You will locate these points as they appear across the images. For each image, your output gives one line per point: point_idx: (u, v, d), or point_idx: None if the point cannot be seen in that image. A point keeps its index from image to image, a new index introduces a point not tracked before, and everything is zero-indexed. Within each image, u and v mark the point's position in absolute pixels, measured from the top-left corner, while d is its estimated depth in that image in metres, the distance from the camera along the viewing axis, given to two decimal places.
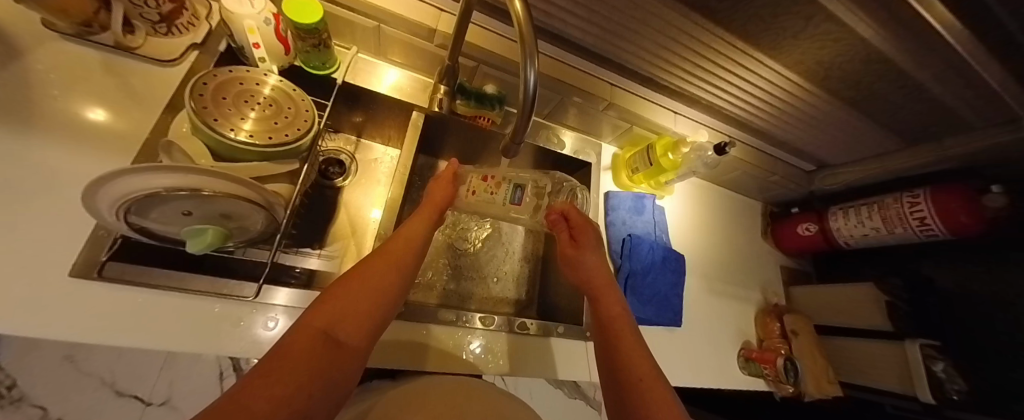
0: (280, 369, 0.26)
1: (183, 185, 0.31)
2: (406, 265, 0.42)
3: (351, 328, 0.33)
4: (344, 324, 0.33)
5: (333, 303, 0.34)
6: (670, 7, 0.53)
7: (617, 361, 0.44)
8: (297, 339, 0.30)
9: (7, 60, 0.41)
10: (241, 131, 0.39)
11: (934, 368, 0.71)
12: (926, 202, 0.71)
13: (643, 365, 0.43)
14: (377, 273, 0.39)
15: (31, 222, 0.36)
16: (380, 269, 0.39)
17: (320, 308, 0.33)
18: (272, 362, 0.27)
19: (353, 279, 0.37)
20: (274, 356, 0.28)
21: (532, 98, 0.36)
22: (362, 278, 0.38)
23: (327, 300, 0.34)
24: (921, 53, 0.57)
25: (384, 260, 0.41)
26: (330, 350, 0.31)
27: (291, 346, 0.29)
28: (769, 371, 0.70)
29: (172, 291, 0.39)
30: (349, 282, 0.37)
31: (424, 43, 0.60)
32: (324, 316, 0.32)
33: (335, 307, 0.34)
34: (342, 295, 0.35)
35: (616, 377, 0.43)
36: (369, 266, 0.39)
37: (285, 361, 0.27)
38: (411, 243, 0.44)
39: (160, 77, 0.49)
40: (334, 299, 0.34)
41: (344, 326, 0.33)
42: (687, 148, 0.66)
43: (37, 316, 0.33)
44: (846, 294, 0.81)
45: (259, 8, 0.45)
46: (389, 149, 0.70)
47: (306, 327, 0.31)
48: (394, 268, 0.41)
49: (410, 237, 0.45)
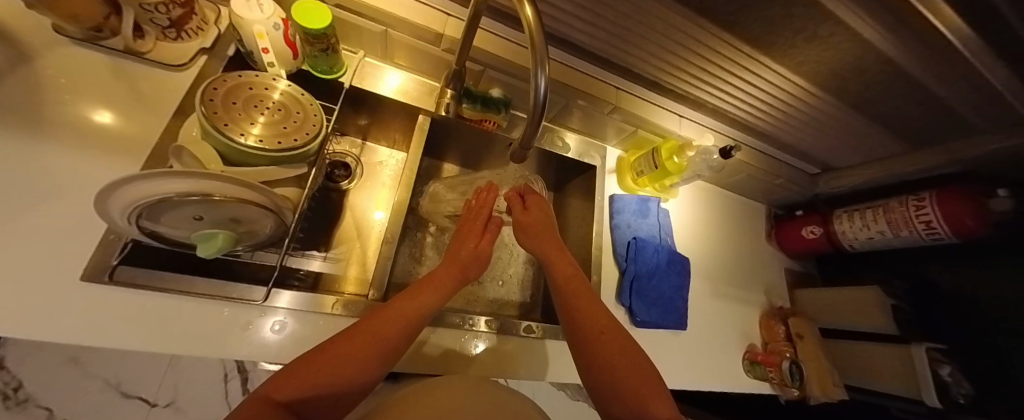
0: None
1: (194, 190, 0.31)
2: (402, 334, 0.37)
3: (309, 405, 0.29)
4: (302, 401, 0.29)
5: (301, 378, 0.30)
6: (676, 11, 0.53)
7: (599, 363, 0.41)
8: (247, 410, 0.26)
9: (18, 64, 0.42)
10: (251, 135, 0.39)
11: (941, 372, 0.71)
12: (931, 205, 0.71)
13: (631, 359, 0.41)
14: (363, 345, 0.34)
15: (44, 227, 0.36)
16: (367, 342, 0.34)
17: (289, 373, 0.30)
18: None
19: (338, 347, 0.33)
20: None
21: (542, 103, 0.36)
22: (345, 348, 0.33)
23: (300, 367, 0.31)
24: (925, 56, 0.57)
25: (377, 327, 0.36)
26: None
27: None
28: (774, 375, 0.70)
29: (182, 294, 0.39)
30: (332, 349, 0.32)
31: (430, 47, 0.60)
32: (287, 389, 0.29)
33: (303, 380, 0.30)
34: (318, 364, 0.31)
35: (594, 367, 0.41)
36: (359, 332, 0.35)
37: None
38: (414, 312, 0.39)
39: (169, 81, 0.49)
40: (307, 369, 0.31)
41: (301, 405, 0.29)
42: (692, 151, 0.65)
43: (51, 320, 0.33)
44: (852, 297, 0.81)
45: (268, 13, 0.45)
46: (393, 152, 0.70)
47: (263, 399, 0.28)
48: (383, 342, 0.35)
49: (414, 309, 0.39)
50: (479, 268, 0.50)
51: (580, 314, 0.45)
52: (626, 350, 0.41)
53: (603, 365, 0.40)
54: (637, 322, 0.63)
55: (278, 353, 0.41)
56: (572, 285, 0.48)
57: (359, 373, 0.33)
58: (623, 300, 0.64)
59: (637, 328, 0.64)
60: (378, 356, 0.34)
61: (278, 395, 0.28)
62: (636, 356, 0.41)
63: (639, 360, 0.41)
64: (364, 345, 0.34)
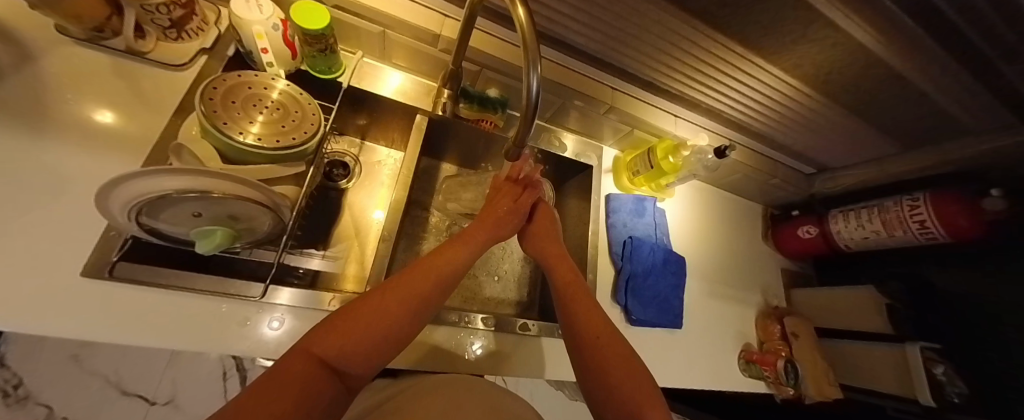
0: (265, 397, 0.22)
1: (193, 187, 0.32)
2: (437, 289, 0.38)
3: (356, 357, 0.29)
4: (348, 354, 0.28)
5: (341, 328, 0.29)
6: (669, 13, 0.54)
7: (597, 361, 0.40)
8: (293, 364, 0.25)
9: (21, 64, 0.42)
10: (249, 134, 0.40)
11: (934, 371, 0.71)
12: (925, 205, 0.71)
13: (624, 362, 0.39)
14: (404, 297, 0.34)
15: (43, 223, 0.37)
16: (407, 293, 0.35)
17: (327, 327, 0.29)
18: (256, 388, 0.22)
19: (373, 299, 0.33)
20: (263, 379, 0.24)
21: (534, 104, 0.36)
22: (384, 298, 0.33)
23: (335, 321, 0.30)
24: (917, 58, 0.57)
25: (412, 279, 0.37)
26: (326, 382, 0.26)
27: (284, 372, 0.24)
28: (769, 373, 0.70)
29: (180, 290, 0.40)
30: (366, 302, 0.32)
31: (428, 47, 0.61)
32: (328, 341, 0.28)
33: (344, 330, 0.29)
34: (357, 317, 0.31)
35: (594, 373, 0.40)
36: (393, 286, 0.35)
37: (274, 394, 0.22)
38: (448, 266, 0.41)
39: (169, 81, 0.50)
40: (345, 322, 0.30)
41: (349, 355, 0.28)
42: (687, 151, 0.66)
43: (51, 314, 0.33)
44: (847, 296, 0.82)
45: (267, 14, 0.46)
46: (392, 151, 0.70)
47: (306, 352, 0.27)
48: (421, 294, 0.36)
49: (449, 261, 0.41)
50: (515, 219, 0.54)
51: (581, 322, 0.44)
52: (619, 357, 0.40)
53: (604, 373, 0.39)
54: (632, 320, 0.64)
55: (275, 349, 0.42)
56: (572, 286, 0.49)
57: (399, 322, 0.33)
58: (618, 299, 0.64)
59: (633, 326, 0.64)
60: (417, 307, 0.35)
61: (319, 347, 0.27)
62: (619, 346, 0.41)
63: (631, 363, 0.40)
64: (400, 296, 0.34)
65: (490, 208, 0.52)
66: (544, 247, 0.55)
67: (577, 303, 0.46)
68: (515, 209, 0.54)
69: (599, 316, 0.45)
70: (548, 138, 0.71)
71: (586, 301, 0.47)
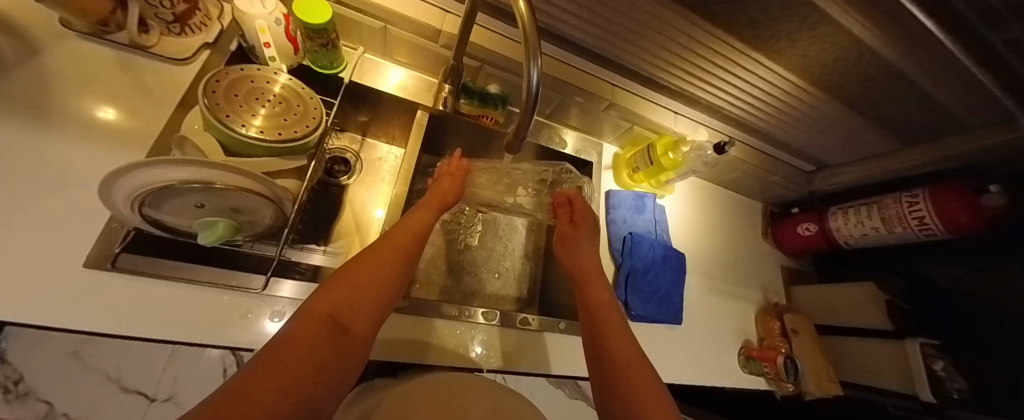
0: (288, 355, 0.28)
1: (197, 178, 0.32)
2: (411, 250, 0.43)
3: (356, 309, 0.34)
4: (349, 308, 0.34)
5: (338, 288, 0.34)
6: (668, 8, 0.54)
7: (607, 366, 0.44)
8: (304, 324, 0.31)
9: (26, 57, 0.43)
10: (252, 127, 0.40)
11: (934, 367, 0.70)
12: (924, 201, 0.71)
13: (635, 364, 0.43)
14: (386, 258, 0.40)
15: (47, 215, 0.37)
16: (387, 255, 0.40)
17: (325, 291, 0.34)
18: (279, 348, 0.28)
19: (359, 263, 0.38)
20: (281, 339, 0.29)
21: (534, 97, 0.37)
22: (368, 262, 0.38)
23: (328, 289, 0.34)
24: (915, 52, 0.57)
25: (392, 243, 0.42)
26: (336, 333, 0.32)
27: (298, 331, 0.30)
28: (769, 369, 0.71)
29: (182, 282, 0.40)
30: (355, 266, 0.37)
31: (429, 43, 0.61)
32: (328, 300, 0.33)
33: (341, 291, 0.34)
34: (348, 280, 0.35)
35: (605, 367, 0.44)
36: (374, 250, 0.40)
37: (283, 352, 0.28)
38: (417, 229, 0.45)
39: (172, 75, 0.50)
40: (340, 284, 0.35)
41: (350, 310, 0.34)
42: (687, 147, 0.66)
43: (55, 304, 0.34)
44: (847, 293, 0.82)
45: (269, 9, 0.46)
46: (393, 148, 0.71)
47: (313, 312, 0.32)
48: (399, 252, 0.41)
49: (417, 224, 0.45)
50: (457, 192, 0.54)
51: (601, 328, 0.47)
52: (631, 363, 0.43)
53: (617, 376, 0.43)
54: (632, 316, 0.64)
55: None
56: (592, 284, 0.53)
57: (386, 280, 0.38)
58: (618, 295, 0.65)
59: (633, 322, 0.64)
60: (398, 266, 0.40)
61: (323, 307, 0.32)
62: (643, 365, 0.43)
63: (642, 368, 0.43)
64: (382, 258, 0.39)
65: (434, 191, 0.52)
66: (572, 255, 0.57)
67: (595, 299, 0.51)
68: (456, 185, 0.54)
69: (613, 313, 0.49)
70: (548, 135, 0.72)
71: (605, 300, 0.51)
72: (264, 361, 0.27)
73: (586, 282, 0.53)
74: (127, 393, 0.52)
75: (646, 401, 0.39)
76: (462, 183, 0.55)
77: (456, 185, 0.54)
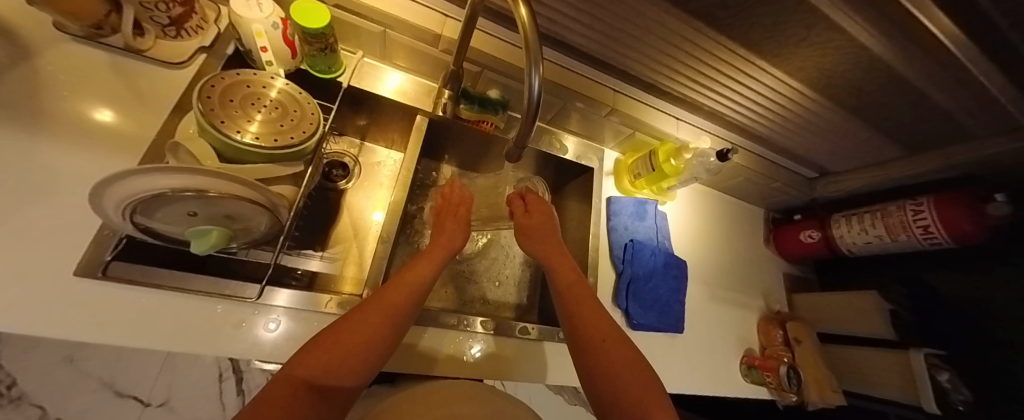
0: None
1: (190, 185, 0.32)
2: (409, 304, 0.39)
3: (337, 375, 0.31)
4: (329, 373, 0.30)
5: (320, 350, 0.31)
6: (672, 14, 0.53)
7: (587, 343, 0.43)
8: (276, 391, 0.28)
9: (18, 61, 0.42)
10: (247, 133, 0.40)
11: (939, 378, 0.70)
12: (929, 209, 0.70)
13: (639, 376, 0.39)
14: (375, 312, 0.36)
15: (34, 224, 0.36)
16: (379, 309, 0.36)
17: (308, 352, 0.31)
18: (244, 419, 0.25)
19: (348, 321, 0.34)
20: (249, 410, 0.26)
21: (536, 103, 0.36)
22: (355, 319, 0.34)
23: (316, 345, 0.32)
24: (921, 59, 0.57)
25: (384, 297, 0.38)
26: (310, 403, 0.28)
27: (267, 399, 0.27)
28: (770, 379, 0.69)
29: (174, 290, 0.39)
30: (342, 323, 0.34)
31: (429, 48, 0.60)
32: (309, 363, 0.30)
33: (324, 354, 0.31)
34: (334, 340, 0.32)
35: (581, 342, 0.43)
36: (366, 305, 0.36)
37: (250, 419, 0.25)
38: (416, 282, 0.41)
39: (167, 79, 0.50)
40: (325, 344, 0.32)
41: (330, 376, 0.30)
42: (690, 154, 0.65)
43: (40, 316, 0.33)
44: (850, 299, 0.81)
45: (267, 12, 0.45)
46: (391, 152, 0.70)
47: (288, 378, 0.29)
48: (392, 308, 0.37)
49: (415, 278, 0.41)
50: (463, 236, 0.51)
51: (579, 319, 0.45)
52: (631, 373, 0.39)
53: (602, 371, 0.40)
54: (634, 325, 0.63)
55: (272, 351, 0.41)
56: (556, 258, 0.51)
57: (373, 340, 0.34)
58: (620, 302, 0.63)
59: (633, 331, 0.63)
60: (390, 321, 0.36)
61: (302, 371, 0.30)
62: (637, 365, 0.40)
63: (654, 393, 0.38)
64: (372, 316, 0.35)
65: (438, 239, 0.49)
66: (537, 242, 0.53)
67: (563, 275, 0.50)
68: (460, 227, 0.52)
69: (584, 290, 0.48)
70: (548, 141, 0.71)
71: (573, 274, 0.50)
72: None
73: (551, 261, 0.51)
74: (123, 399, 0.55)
75: (630, 383, 0.38)
76: (466, 223, 0.54)
77: (456, 231, 0.51)
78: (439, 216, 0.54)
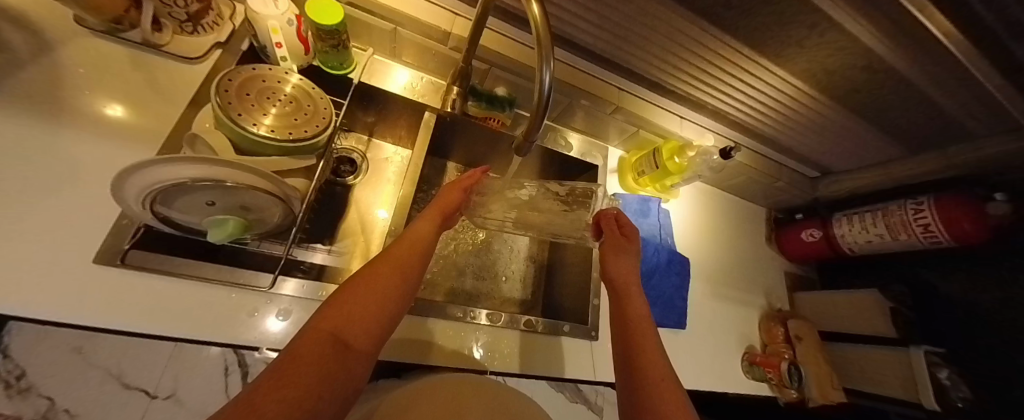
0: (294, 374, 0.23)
1: (208, 176, 0.33)
2: (416, 264, 0.40)
3: (362, 327, 0.30)
4: (354, 326, 0.30)
5: (342, 305, 0.31)
6: (678, 13, 0.54)
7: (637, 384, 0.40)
8: (306, 343, 0.26)
9: (40, 54, 0.43)
10: (263, 126, 0.41)
11: (939, 375, 0.71)
12: (930, 209, 0.71)
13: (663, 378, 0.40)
14: (389, 273, 0.36)
15: (57, 212, 0.37)
16: (391, 270, 0.37)
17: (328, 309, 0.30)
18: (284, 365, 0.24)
19: (360, 282, 0.34)
20: (283, 360, 0.25)
21: (547, 99, 0.37)
22: (369, 280, 0.34)
23: (334, 303, 0.31)
24: (922, 61, 0.58)
25: (392, 259, 0.38)
26: (342, 352, 0.27)
27: (300, 350, 0.26)
28: (772, 376, 0.70)
29: (189, 279, 0.40)
30: (356, 283, 0.34)
31: (438, 45, 0.61)
32: (332, 318, 0.29)
33: (346, 307, 0.31)
34: (352, 298, 0.32)
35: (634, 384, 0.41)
36: (375, 267, 0.36)
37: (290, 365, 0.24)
38: (417, 244, 0.42)
39: (183, 74, 0.51)
40: (345, 301, 0.32)
41: (357, 327, 0.30)
42: (693, 152, 0.66)
43: (62, 301, 0.34)
44: (852, 300, 0.82)
45: (282, 9, 0.47)
46: (399, 149, 0.71)
47: (315, 331, 0.28)
48: (402, 269, 0.38)
49: (417, 241, 0.42)
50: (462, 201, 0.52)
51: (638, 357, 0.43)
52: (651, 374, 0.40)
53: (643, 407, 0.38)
54: None
55: (283, 340, 0.42)
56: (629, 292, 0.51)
57: (389, 298, 0.34)
58: None
59: None
60: (403, 281, 0.37)
61: (326, 324, 0.29)
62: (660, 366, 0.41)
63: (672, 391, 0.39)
64: (385, 276, 0.36)
65: (438, 202, 0.50)
66: (616, 262, 0.54)
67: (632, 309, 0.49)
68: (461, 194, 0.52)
69: (648, 333, 0.45)
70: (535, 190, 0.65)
71: (640, 313, 0.48)
72: (265, 378, 0.22)
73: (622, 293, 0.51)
74: (128, 391, 0.38)
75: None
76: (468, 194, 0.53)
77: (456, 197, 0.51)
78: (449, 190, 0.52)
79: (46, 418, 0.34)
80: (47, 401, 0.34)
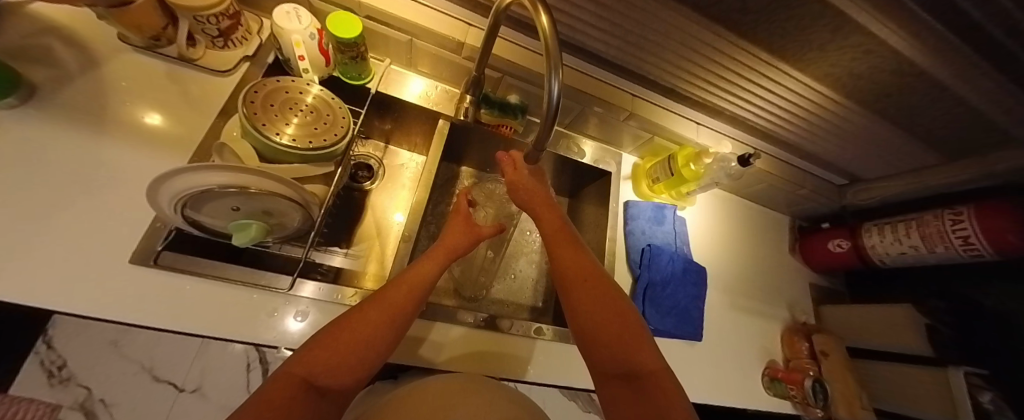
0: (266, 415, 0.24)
1: (233, 182, 0.34)
2: (410, 304, 0.38)
3: (338, 373, 0.31)
4: (329, 371, 0.30)
5: (321, 348, 0.31)
6: (692, 19, 0.54)
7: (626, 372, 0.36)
8: (275, 387, 0.27)
9: (88, 70, 0.47)
10: (285, 135, 0.43)
11: (981, 399, 0.65)
12: (970, 220, 0.66)
13: (628, 327, 0.38)
14: (377, 315, 0.35)
15: (91, 215, 0.39)
16: (380, 310, 0.35)
17: (308, 351, 0.31)
18: (247, 412, 0.24)
19: (348, 320, 0.34)
20: (250, 404, 0.25)
21: (555, 107, 0.37)
22: (355, 319, 0.34)
23: (318, 343, 0.31)
24: (956, 63, 0.55)
25: (385, 299, 0.37)
26: (309, 400, 0.28)
27: (267, 395, 0.26)
28: (795, 392, 0.66)
29: (214, 279, 0.42)
30: (342, 323, 0.33)
31: (452, 55, 0.63)
32: (309, 361, 0.30)
33: (326, 351, 0.31)
34: (334, 339, 0.32)
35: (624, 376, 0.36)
36: (366, 305, 0.36)
37: (258, 408, 0.24)
38: (417, 281, 0.40)
39: (213, 86, 0.54)
40: (328, 342, 0.32)
41: (331, 373, 0.30)
42: (709, 158, 0.65)
43: (95, 300, 0.35)
44: (886, 314, 0.77)
45: (305, 24, 0.49)
46: (414, 155, 0.73)
47: (288, 375, 0.28)
48: (393, 308, 0.36)
49: (415, 279, 0.40)
50: (470, 244, 0.49)
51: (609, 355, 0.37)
52: (616, 332, 0.38)
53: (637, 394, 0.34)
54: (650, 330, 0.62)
55: (300, 342, 0.42)
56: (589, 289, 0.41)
57: (376, 338, 0.34)
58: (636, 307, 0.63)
59: None
60: (391, 323, 0.36)
61: (301, 369, 0.29)
62: (628, 318, 0.39)
63: (638, 339, 0.37)
64: (373, 315, 0.35)
65: (444, 240, 0.48)
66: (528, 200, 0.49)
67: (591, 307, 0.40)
68: (471, 236, 0.50)
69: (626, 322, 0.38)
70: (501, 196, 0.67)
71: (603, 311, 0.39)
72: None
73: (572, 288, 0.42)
74: (157, 384, 0.38)
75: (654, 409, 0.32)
76: (480, 233, 0.51)
77: (468, 236, 0.49)
78: (454, 222, 0.51)
79: (82, 408, 0.35)
80: (85, 389, 0.36)
